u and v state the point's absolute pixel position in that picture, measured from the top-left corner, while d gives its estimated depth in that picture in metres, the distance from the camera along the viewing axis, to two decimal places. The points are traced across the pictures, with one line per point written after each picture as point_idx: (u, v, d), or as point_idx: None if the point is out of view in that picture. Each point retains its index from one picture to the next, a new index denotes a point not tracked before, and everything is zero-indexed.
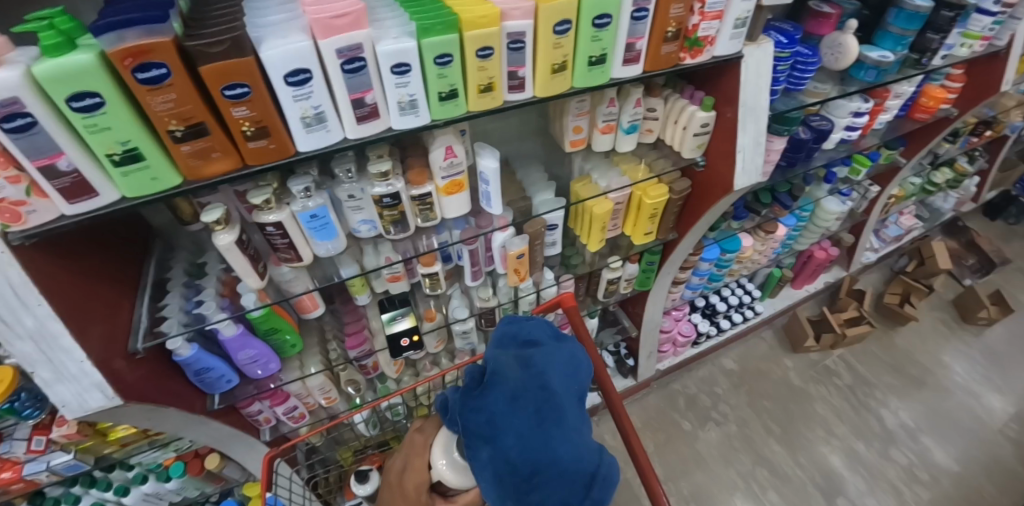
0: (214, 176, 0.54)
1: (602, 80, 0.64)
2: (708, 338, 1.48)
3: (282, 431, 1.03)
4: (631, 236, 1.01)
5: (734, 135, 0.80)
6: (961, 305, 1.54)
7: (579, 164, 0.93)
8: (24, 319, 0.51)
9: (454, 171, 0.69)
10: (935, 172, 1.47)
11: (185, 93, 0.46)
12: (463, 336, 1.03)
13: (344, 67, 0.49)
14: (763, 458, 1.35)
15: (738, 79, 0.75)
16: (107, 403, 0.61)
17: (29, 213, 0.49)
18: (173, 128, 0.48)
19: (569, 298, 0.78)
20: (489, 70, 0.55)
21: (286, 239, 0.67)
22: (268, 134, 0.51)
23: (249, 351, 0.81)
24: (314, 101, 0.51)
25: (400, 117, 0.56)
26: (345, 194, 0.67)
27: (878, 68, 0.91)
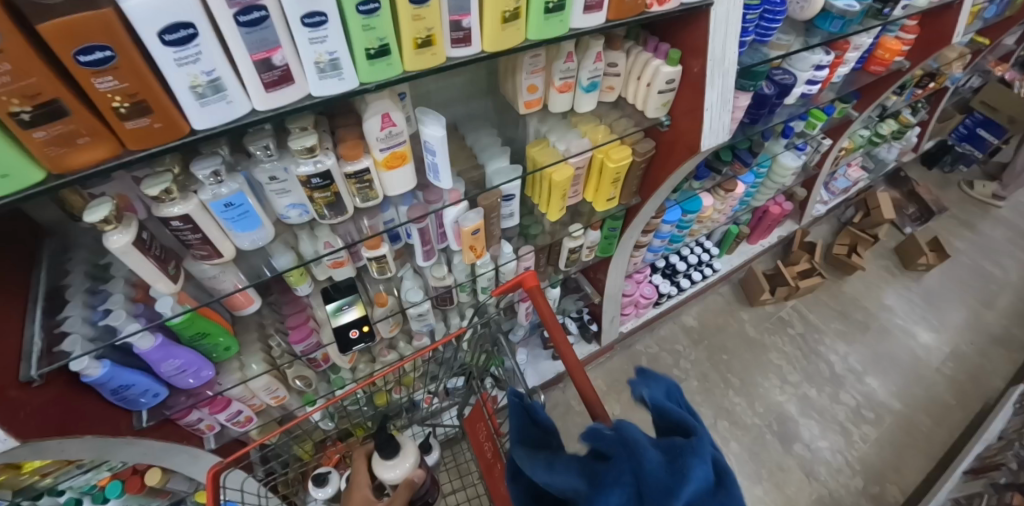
0: (86, 166, 0.43)
1: (561, 31, 0.56)
2: (669, 298, 1.46)
3: (229, 436, 0.94)
4: (592, 202, 0.94)
5: (702, 91, 0.75)
6: (902, 252, 1.63)
7: (534, 126, 0.85)
8: None
9: (393, 141, 0.60)
10: (881, 124, 1.49)
11: (22, 60, 0.33)
12: (420, 319, 0.95)
13: (238, 19, 0.39)
14: (724, 410, 1.40)
15: (706, 29, 0.68)
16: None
17: None
18: (16, 108, 0.36)
19: (530, 278, 0.71)
20: (426, 19, 0.46)
21: (198, 234, 0.56)
22: (149, 111, 0.40)
23: (175, 361, 0.70)
24: (205, 66, 0.40)
25: (320, 81, 0.46)
26: (264, 175, 0.56)
27: (843, 19, 0.88)
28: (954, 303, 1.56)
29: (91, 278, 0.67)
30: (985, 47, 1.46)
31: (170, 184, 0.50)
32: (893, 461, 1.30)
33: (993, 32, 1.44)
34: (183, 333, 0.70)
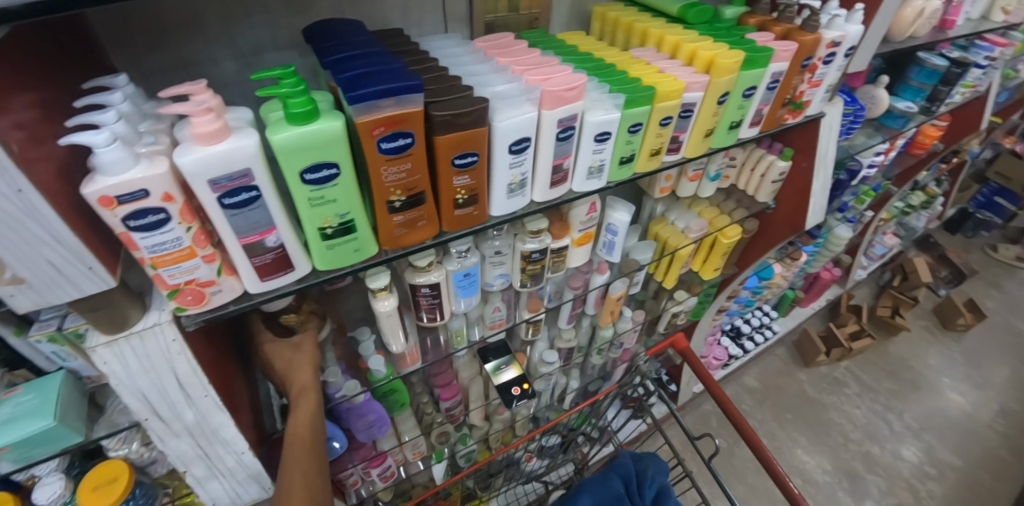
0: (411, 245, 0.52)
1: (733, 141, 0.69)
2: (736, 359, 1.56)
3: (365, 494, 0.94)
4: (699, 271, 1.06)
5: (809, 182, 0.90)
6: (941, 314, 1.76)
7: (653, 207, 0.98)
8: (185, 412, 0.48)
9: (590, 223, 0.72)
10: (912, 196, 1.70)
11: (417, 162, 0.45)
12: (547, 378, 1.02)
13: (559, 135, 0.50)
14: (795, 467, 1.45)
15: (817, 133, 0.84)
16: (260, 496, 0.56)
17: (214, 293, 0.46)
18: (394, 197, 0.46)
19: (682, 339, 0.82)
20: (663, 136, 0.59)
21: (434, 300, 0.65)
22: (475, 201, 0.51)
23: (370, 417, 0.73)
24: (524, 169, 0.51)
25: (585, 181, 0.57)
26: (492, 250, 0.66)
27: (905, 117, 1.08)
28: (996, 363, 1.67)
29: None
30: (998, 125, 1.71)
31: (432, 258, 0.60)
32: None
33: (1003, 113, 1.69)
34: (378, 390, 0.75)
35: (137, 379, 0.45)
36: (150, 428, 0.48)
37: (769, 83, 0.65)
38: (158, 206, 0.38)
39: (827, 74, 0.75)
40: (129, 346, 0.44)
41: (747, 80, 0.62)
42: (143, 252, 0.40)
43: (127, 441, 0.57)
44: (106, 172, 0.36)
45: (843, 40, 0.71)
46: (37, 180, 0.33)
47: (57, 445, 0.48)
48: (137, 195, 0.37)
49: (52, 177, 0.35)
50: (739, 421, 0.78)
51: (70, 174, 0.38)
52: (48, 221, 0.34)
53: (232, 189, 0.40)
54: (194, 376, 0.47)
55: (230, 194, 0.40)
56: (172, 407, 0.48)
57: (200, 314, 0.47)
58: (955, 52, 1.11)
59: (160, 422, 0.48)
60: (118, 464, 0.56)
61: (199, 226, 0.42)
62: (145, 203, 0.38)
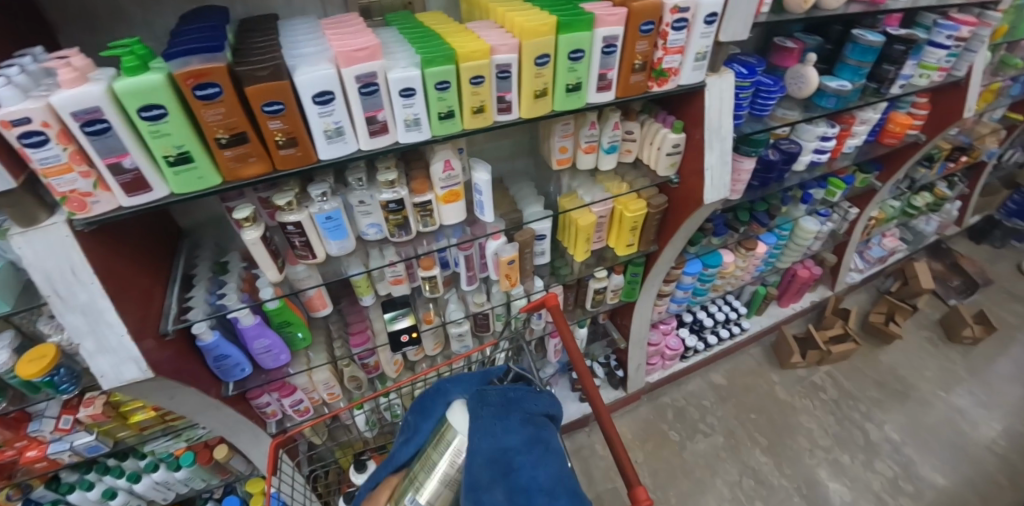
0: (248, 178, 0.64)
1: (580, 105, 0.75)
2: (697, 353, 1.54)
3: (287, 425, 1.06)
4: (615, 247, 1.10)
5: (702, 153, 0.91)
6: (947, 323, 1.60)
7: (566, 182, 1.04)
8: (77, 293, 0.63)
9: (451, 182, 0.80)
10: (914, 196, 1.51)
11: (232, 107, 0.57)
12: (460, 339, 1.11)
13: (361, 90, 0.60)
14: (749, 467, 1.38)
15: (703, 104, 0.86)
16: (140, 376, 0.70)
17: (93, 203, 0.61)
18: (219, 135, 0.58)
19: (552, 298, 0.87)
20: (481, 94, 0.66)
21: (303, 238, 0.76)
22: (295, 144, 0.62)
23: (264, 340, 0.87)
24: (335, 118, 0.61)
25: (406, 133, 0.67)
26: (356, 199, 0.77)
27: (838, 96, 1.02)
28: (1010, 380, 1.49)
29: (212, 271, 0.88)
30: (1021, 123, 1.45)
31: (293, 198, 0.72)
32: None
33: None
34: (273, 319, 0.88)
35: (41, 261, 0.61)
36: (53, 304, 0.64)
37: (604, 47, 0.70)
38: (39, 129, 0.53)
39: (690, 41, 0.77)
40: (34, 237, 0.60)
41: (570, 44, 0.68)
42: (35, 163, 0.55)
43: (60, 330, 0.74)
44: (4, 104, 0.51)
45: (693, 7, 0.73)
46: None
47: None
48: (24, 120, 0.51)
49: None
50: (587, 383, 0.76)
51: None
52: None
53: (89, 120, 0.54)
54: (84, 265, 0.63)
55: (89, 124, 0.54)
56: (67, 288, 0.63)
57: (89, 219, 0.63)
58: (906, 29, 1.00)
59: (59, 299, 0.63)
60: (50, 347, 0.73)
61: (75, 148, 0.56)
62: (31, 127, 0.52)
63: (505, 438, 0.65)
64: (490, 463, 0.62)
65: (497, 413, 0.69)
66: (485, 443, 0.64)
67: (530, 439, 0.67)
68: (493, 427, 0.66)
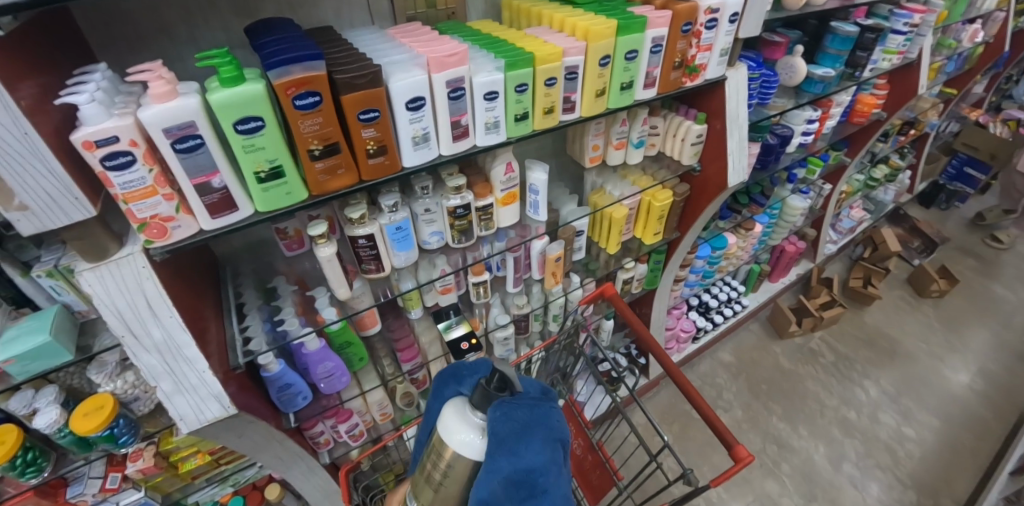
0: (334, 190, 0.63)
1: (630, 102, 0.80)
2: (706, 333, 1.61)
3: (338, 453, 1.02)
4: (641, 237, 1.14)
5: (724, 141, 0.98)
6: (915, 282, 1.81)
7: (592, 179, 1.07)
8: (154, 330, 0.59)
9: (511, 184, 0.82)
10: (874, 169, 1.70)
11: (329, 117, 0.56)
12: (504, 343, 1.10)
13: (450, 95, 0.61)
14: (771, 434, 1.47)
15: (724, 96, 0.94)
16: (223, 413, 0.67)
17: (174, 228, 0.57)
18: (313, 147, 0.57)
19: (610, 288, 0.90)
20: (552, 95, 0.69)
21: (373, 251, 0.75)
22: (385, 152, 0.62)
23: (328, 364, 0.83)
24: (424, 124, 0.62)
25: (485, 136, 0.68)
26: (422, 208, 0.77)
27: (824, 82, 1.14)
28: (971, 325, 1.71)
29: (260, 298, 0.84)
30: (955, 96, 1.69)
31: (365, 211, 0.71)
32: (942, 475, 1.36)
33: (958, 82, 1.68)
34: (334, 341, 0.85)
35: (114, 299, 0.56)
36: (127, 344, 0.59)
37: (652, 47, 0.76)
38: (126, 149, 0.49)
39: (717, 39, 0.85)
40: (108, 271, 0.55)
41: (626, 45, 0.73)
42: (118, 188, 0.51)
43: (112, 378, 0.69)
44: (88, 123, 0.47)
45: (721, 7, 0.81)
46: (38, 126, 0.45)
47: (52, 362, 0.59)
48: (111, 139, 0.48)
49: (53, 131, 0.47)
50: (664, 360, 0.81)
51: (65, 125, 0.50)
52: (46, 157, 0.46)
53: (182, 137, 0.51)
54: (160, 299, 0.59)
55: (181, 141, 0.51)
56: (143, 326, 0.59)
57: (165, 246, 0.59)
58: (871, 19, 1.15)
59: (134, 338, 0.59)
60: (106, 397, 0.68)
61: (160, 169, 0.53)
62: (117, 146, 0.49)
63: (526, 460, 0.54)
64: (509, 487, 0.53)
65: (519, 433, 0.55)
66: (501, 466, 0.53)
67: (551, 463, 0.56)
68: (515, 446, 0.54)
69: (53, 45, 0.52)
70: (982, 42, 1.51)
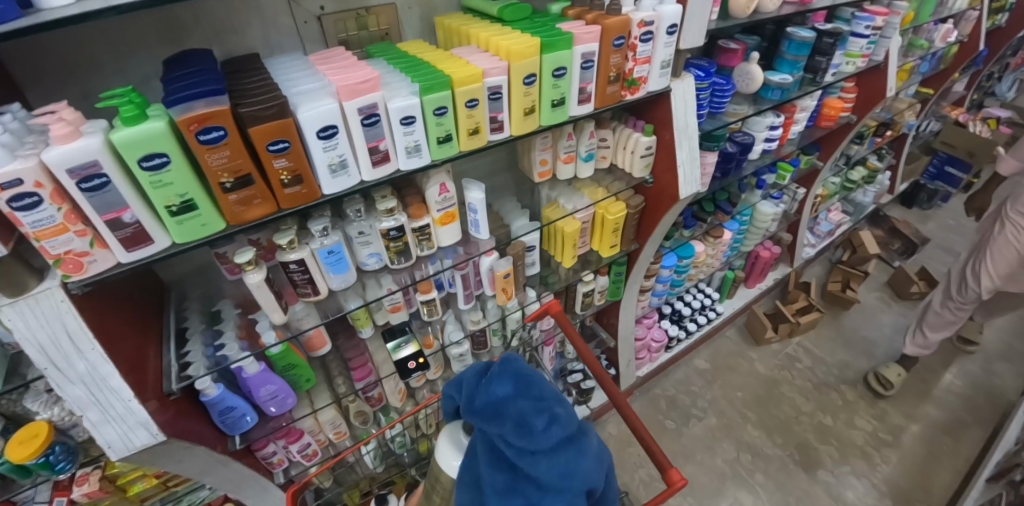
0: (253, 220, 0.63)
1: (563, 118, 0.80)
2: (679, 341, 1.59)
3: (294, 473, 1.03)
4: (599, 249, 1.14)
5: (673, 152, 0.98)
6: (894, 284, 1.80)
7: (546, 192, 1.07)
8: (77, 363, 0.60)
9: (447, 203, 0.82)
10: (851, 171, 1.69)
11: (236, 150, 0.56)
12: (460, 359, 1.10)
13: (363, 121, 0.62)
14: (745, 443, 1.45)
15: (670, 107, 0.93)
16: (151, 440, 0.67)
17: (90, 262, 0.58)
18: (224, 180, 0.58)
19: (554, 305, 0.89)
20: (475, 116, 0.69)
21: (306, 275, 0.75)
22: (301, 181, 0.62)
23: (270, 386, 0.84)
24: (340, 151, 0.62)
25: (407, 159, 0.68)
26: (356, 231, 0.77)
27: (781, 88, 1.13)
28: None
29: (204, 321, 0.85)
30: (932, 96, 1.70)
31: (294, 236, 0.71)
32: (920, 481, 1.33)
33: (935, 82, 1.69)
34: (277, 363, 0.86)
35: (34, 333, 0.57)
36: (50, 376, 0.60)
37: (582, 63, 0.75)
38: (31, 191, 0.50)
39: (655, 51, 0.84)
40: (26, 307, 0.56)
41: (553, 62, 0.72)
42: (27, 227, 0.52)
43: (50, 406, 0.71)
44: None
45: (656, 20, 0.80)
46: None
47: None
48: (13, 182, 0.49)
49: None
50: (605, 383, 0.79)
51: None
52: None
53: (87, 177, 0.52)
54: (83, 332, 0.60)
55: (86, 180, 0.52)
56: (65, 358, 0.59)
57: (83, 280, 0.60)
58: (830, 24, 1.15)
59: (58, 371, 0.60)
60: (41, 425, 0.69)
61: (70, 207, 0.54)
62: (20, 189, 0.49)
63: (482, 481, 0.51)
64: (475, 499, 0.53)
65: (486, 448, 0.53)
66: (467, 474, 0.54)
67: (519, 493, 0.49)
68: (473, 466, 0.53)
69: None
70: (955, 41, 1.51)
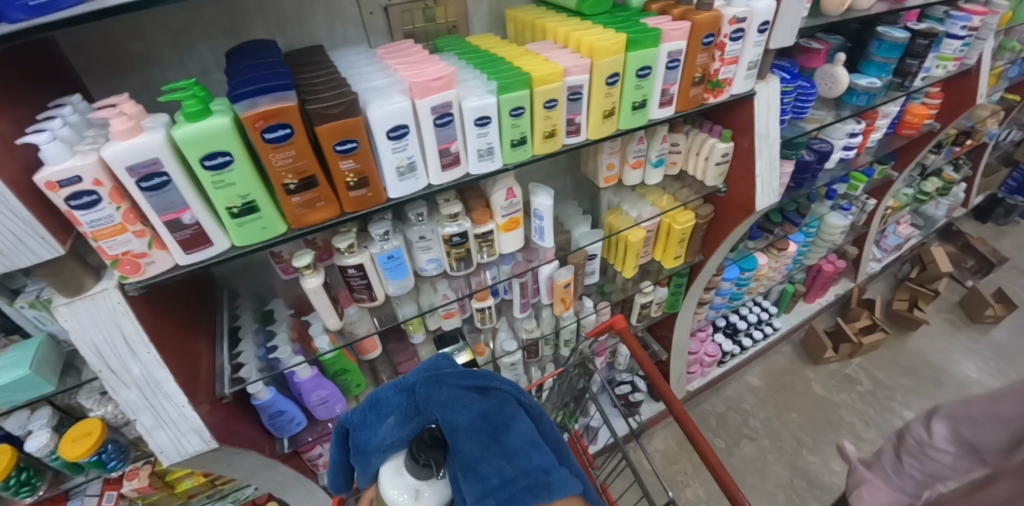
0: (315, 224, 0.59)
1: (643, 121, 0.73)
2: (733, 357, 1.49)
3: (338, 476, 1.01)
4: (661, 260, 1.06)
5: (752, 160, 0.89)
6: (967, 305, 1.65)
7: (608, 198, 1.00)
8: (131, 366, 0.58)
9: (512, 209, 0.76)
10: (924, 182, 1.57)
11: (302, 149, 0.52)
12: (512, 368, 1.04)
13: (436, 122, 0.57)
14: (800, 468, 1.36)
15: (752, 112, 0.85)
16: (204, 447, 0.65)
17: (148, 264, 0.56)
18: (288, 181, 0.54)
19: (620, 320, 0.82)
20: (553, 118, 0.64)
21: (364, 280, 0.71)
22: (367, 184, 0.58)
23: (321, 392, 0.81)
24: (409, 153, 0.58)
25: (478, 163, 0.63)
26: (416, 235, 0.72)
27: (869, 93, 1.04)
28: None
29: (256, 321, 0.82)
30: (1018, 102, 1.57)
31: (354, 240, 0.67)
32: None
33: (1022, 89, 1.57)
34: (328, 368, 0.83)
35: (89, 334, 0.55)
36: (104, 378, 0.58)
37: (668, 62, 0.69)
38: (91, 189, 0.47)
39: (744, 51, 0.77)
40: (83, 306, 0.54)
41: (637, 61, 0.66)
42: (86, 227, 0.50)
43: (103, 404, 0.69)
44: (50, 163, 0.46)
45: (749, 16, 0.73)
46: (4, 175, 0.44)
47: (35, 393, 0.61)
48: (73, 180, 0.46)
49: (16, 170, 0.45)
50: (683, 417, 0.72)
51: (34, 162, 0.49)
52: (10, 201, 0.44)
53: (147, 175, 0.49)
54: (137, 334, 0.57)
55: (146, 179, 0.49)
56: (120, 361, 0.57)
57: (140, 281, 0.57)
58: (924, 23, 1.07)
59: (112, 373, 0.58)
60: (95, 422, 0.69)
61: (129, 206, 0.51)
62: (81, 186, 0.47)
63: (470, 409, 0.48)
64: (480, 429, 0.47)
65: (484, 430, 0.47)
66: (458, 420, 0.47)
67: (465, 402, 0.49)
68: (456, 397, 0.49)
69: (20, 77, 0.51)
70: None
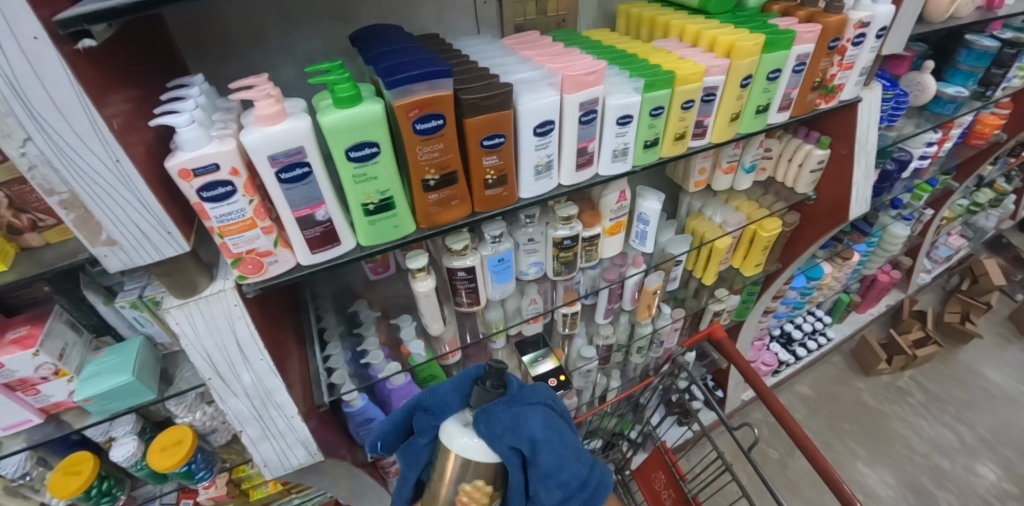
0: (444, 223, 0.56)
1: (761, 126, 0.70)
2: (786, 366, 1.47)
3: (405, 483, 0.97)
4: (739, 267, 1.03)
5: (850, 168, 0.87)
6: (1018, 319, 1.64)
7: (689, 202, 0.97)
8: (243, 374, 0.54)
9: (621, 212, 0.73)
10: (978, 192, 1.54)
11: (449, 143, 0.49)
12: (587, 375, 1.02)
13: (581, 119, 0.54)
14: (856, 481, 1.33)
15: (855, 119, 0.82)
16: (308, 460, 0.64)
17: (271, 263, 0.51)
18: (429, 177, 0.50)
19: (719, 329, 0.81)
20: (686, 119, 0.60)
21: (471, 284, 0.68)
22: (504, 183, 0.55)
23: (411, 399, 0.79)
24: (549, 151, 0.54)
25: (611, 164, 0.60)
26: (525, 237, 0.69)
27: (955, 102, 1.03)
28: None
29: (342, 323, 0.79)
30: None
31: (468, 242, 0.63)
32: None
33: None
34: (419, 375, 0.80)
35: (203, 341, 0.51)
36: (213, 387, 0.54)
37: (795, 66, 0.66)
38: (227, 179, 0.43)
39: (860, 56, 0.73)
40: (197, 308, 0.49)
41: (770, 63, 0.63)
42: (215, 221, 0.45)
43: (191, 411, 0.65)
44: (185, 149, 0.41)
45: (872, 21, 0.70)
46: (134, 153, 0.37)
47: (132, 402, 0.56)
48: (210, 168, 0.42)
49: (145, 153, 0.39)
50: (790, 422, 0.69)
51: (156, 147, 0.44)
52: (138, 186, 0.37)
53: (289, 165, 0.45)
54: (251, 340, 0.53)
55: (286, 170, 0.45)
56: (232, 369, 0.53)
57: (259, 283, 0.52)
58: (1009, 32, 1.05)
59: (222, 382, 0.54)
60: (183, 430, 0.65)
61: (260, 201, 0.47)
62: (216, 176, 0.42)
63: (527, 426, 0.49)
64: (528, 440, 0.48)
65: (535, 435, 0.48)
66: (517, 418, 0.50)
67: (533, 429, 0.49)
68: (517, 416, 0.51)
69: (141, 56, 0.46)
70: None
